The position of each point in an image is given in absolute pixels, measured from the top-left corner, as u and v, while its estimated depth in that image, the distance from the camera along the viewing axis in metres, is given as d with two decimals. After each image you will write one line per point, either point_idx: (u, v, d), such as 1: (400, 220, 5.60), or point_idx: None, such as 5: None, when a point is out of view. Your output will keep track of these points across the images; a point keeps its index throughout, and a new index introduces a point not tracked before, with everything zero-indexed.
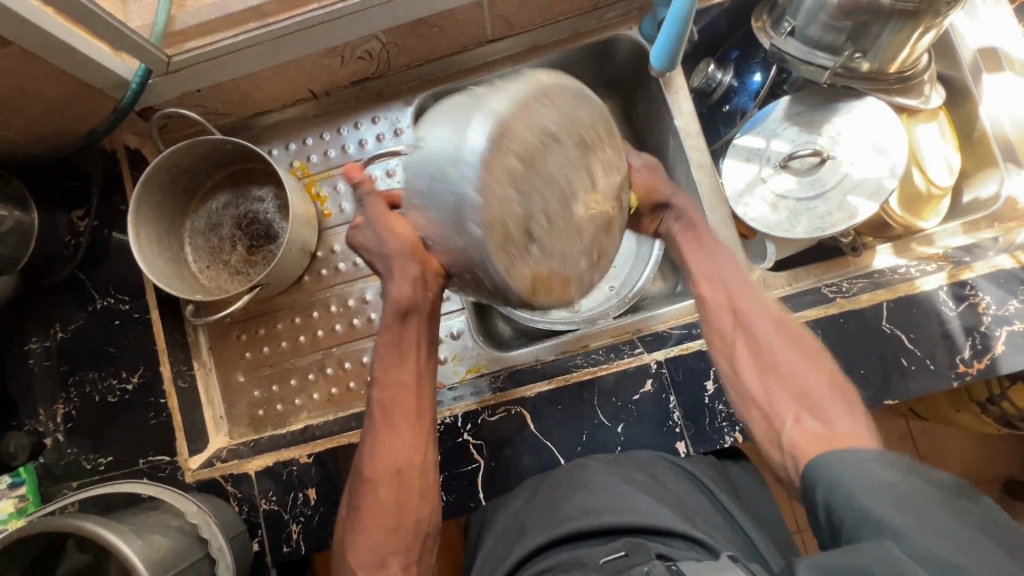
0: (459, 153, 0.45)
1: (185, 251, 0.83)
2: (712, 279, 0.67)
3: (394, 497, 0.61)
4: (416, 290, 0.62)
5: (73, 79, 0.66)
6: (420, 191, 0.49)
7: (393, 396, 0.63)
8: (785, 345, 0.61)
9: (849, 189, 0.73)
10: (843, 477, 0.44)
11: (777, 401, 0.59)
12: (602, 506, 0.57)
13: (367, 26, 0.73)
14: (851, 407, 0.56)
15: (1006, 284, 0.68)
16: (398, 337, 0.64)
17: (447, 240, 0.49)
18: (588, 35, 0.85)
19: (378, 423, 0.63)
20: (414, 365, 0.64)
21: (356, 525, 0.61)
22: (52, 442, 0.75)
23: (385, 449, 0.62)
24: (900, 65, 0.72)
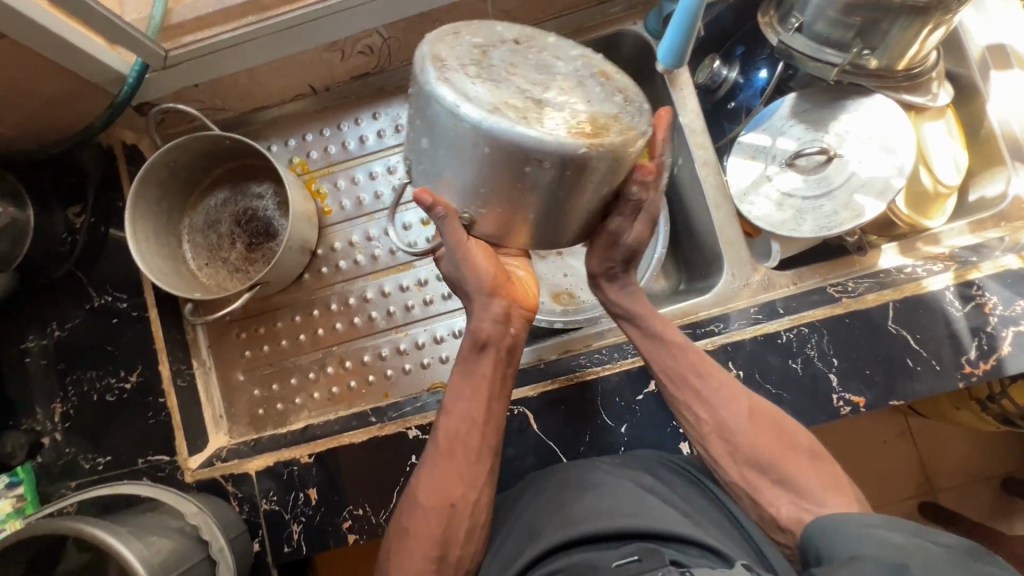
0: (429, 97, 0.46)
1: (183, 247, 0.82)
2: (676, 374, 0.66)
3: (438, 528, 0.59)
4: (499, 327, 0.63)
5: (71, 74, 0.65)
6: (432, 159, 0.49)
7: (458, 429, 0.62)
8: (756, 426, 0.62)
9: (856, 187, 0.72)
10: (849, 534, 0.48)
11: (762, 491, 0.61)
12: (617, 508, 0.57)
13: (368, 21, 0.71)
14: (828, 478, 0.59)
15: (1013, 284, 0.68)
16: (467, 377, 0.64)
17: (488, 170, 0.47)
18: (593, 30, 0.84)
19: (439, 454, 0.62)
20: (485, 402, 0.63)
21: (402, 549, 0.60)
22: (50, 441, 0.74)
23: (441, 481, 0.61)
24: (909, 62, 0.71)
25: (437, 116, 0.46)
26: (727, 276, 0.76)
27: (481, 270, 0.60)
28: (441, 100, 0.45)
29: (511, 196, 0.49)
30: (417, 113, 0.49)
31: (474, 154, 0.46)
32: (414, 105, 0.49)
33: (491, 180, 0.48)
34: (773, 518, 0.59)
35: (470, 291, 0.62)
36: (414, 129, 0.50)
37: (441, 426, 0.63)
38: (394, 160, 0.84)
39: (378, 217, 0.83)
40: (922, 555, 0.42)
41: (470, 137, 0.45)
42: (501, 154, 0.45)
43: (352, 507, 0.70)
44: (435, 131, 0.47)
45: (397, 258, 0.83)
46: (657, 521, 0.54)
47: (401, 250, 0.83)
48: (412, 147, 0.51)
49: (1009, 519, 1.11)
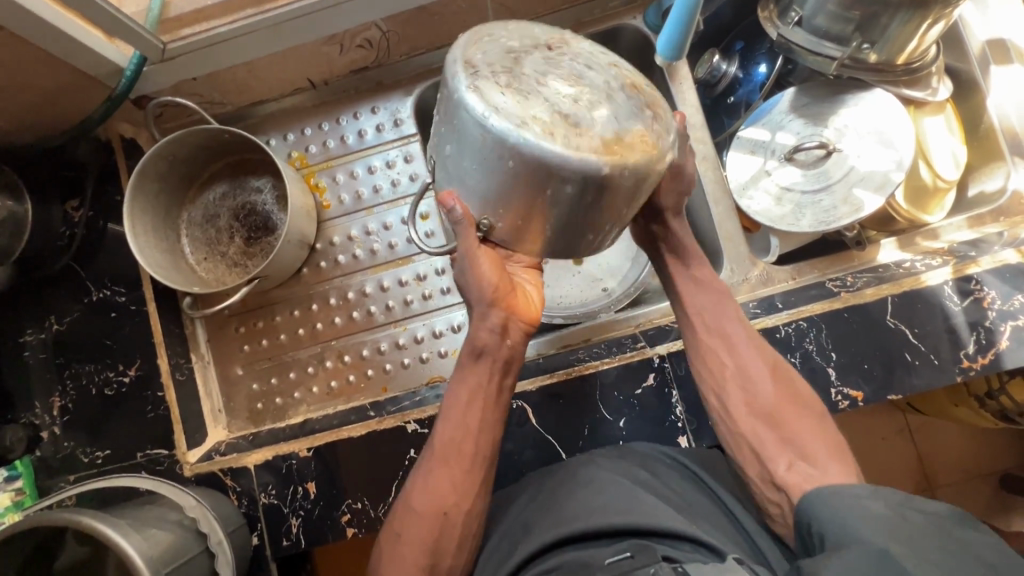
0: (457, 106, 0.47)
1: (182, 241, 0.82)
2: (704, 314, 0.66)
3: (430, 532, 0.59)
4: (496, 338, 0.61)
5: (69, 67, 0.65)
6: (456, 169, 0.51)
7: (453, 438, 0.61)
8: (774, 383, 0.62)
9: (855, 181, 0.72)
10: (837, 509, 0.47)
11: (766, 446, 0.59)
12: (612, 505, 0.57)
13: (367, 14, 0.71)
14: (837, 449, 0.57)
15: (1011, 278, 0.68)
16: (466, 383, 0.62)
17: (513, 185, 0.48)
18: (593, 24, 0.83)
19: (434, 461, 0.61)
20: (481, 412, 0.62)
21: (394, 554, 0.60)
22: (49, 435, 0.74)
23: (433, 489, 0.60)
24: (909, 56, 0.71)
25: (464, 124, 0.47)
26: (726, 271, 0.76)
27: (486, 277, 0.57)
28: (470, 110, 0.46)
29: (533, 215, 0.50)
30: (445, 120, 0.50)
31: (501, 167, 0.47)
32: (442, 110, 0.50)
33: (518, 196, 0.48)
34: (770, 476, 0.58)
35: (473, 301, 0.61)
36: (441, 134, 0.51)
37: (436, 432, 0.62)
38: (393, 154, 0.84)
39: (377, 211, 0.83)
40: (909, 530, 0.42)
41: (499, 148, 0.46)
42: (529, 168, 0.46)
43: (350, 500, 0.70)
44: (462, 139, 0.48)
45: (397, 253, 0.82)
46: (651, 516, 0.54)
47: (400, 244, 0.82)
48: (438, 155, 0.52)
49: (1007, 516, 1.11)
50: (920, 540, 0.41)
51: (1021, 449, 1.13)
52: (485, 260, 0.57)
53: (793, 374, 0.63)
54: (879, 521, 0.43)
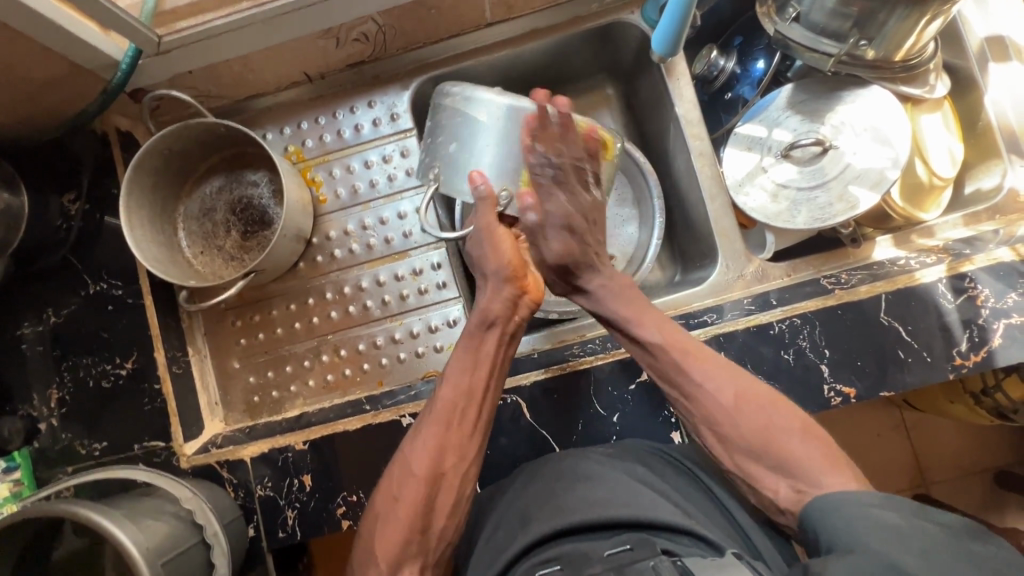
0: (467, 100, 0.64)
1: (178, 235, 0.82)
2: (658, 371, 0.67)
3: (424, 497, 0.60)
4: (507, 308, 0.69)
5: (63, 60, 0.64)
6: (476, 151, 0.65)
7: (454, 404, 0.65)
8: (741, 412, 0.61)
9: (851, 179, 0.72)
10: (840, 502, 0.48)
11: (757, 475, 0.59)
12: (608, 499, 0.58)
13: (362, 7, 0.71)
14: (828, 457, 0.57)
15: (1005, 276, 0.68)
16: (476, 347, 0.68)
17: (526, 144, 0.66)
18: (590, 19, 0.83)
19: (436, 424, 0.64)
20: (484, 376, 0.67)
21: (388, 517, 0.60)
22: (47, 427, 0.75)
23: (434, 448, 0.63)
24: (906, 53, 0.71)
25: (477, 109, 0.64)
26: (720, 268, 0.77)
27: (504, 252, 0.70)
28: (483, 97, 0.64)
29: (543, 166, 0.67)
30: (453, 122, 0.66)
31: (517, 130, 0.65)
32: (446, 122, 0.66)
33: (531, 151, 0.66)
34: (773, 502, 0.58)
35: (489, 274, 0.70)
36: (450, 129, 0.67)
37: (439, 393, 0.66)
38: (389, 149, 0.84)
39: (374, 205, 0.83)
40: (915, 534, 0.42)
41: (512, 117, 0.65)
42: (537, 126, 0.65)
43: (346, 493, 0.71)
44: (477, 124, 0.65)
45: (393, 247, 0.82)
46: (649, 512, 0.55)
47: (396, 238, 0.82)
48: (456, 147, 0.66)
49: (1000, 512, 1.11)
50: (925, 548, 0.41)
51: (1016, 446, 1.13)
52: (504, 238, 0.69)
53: (761, 393, 0.62)
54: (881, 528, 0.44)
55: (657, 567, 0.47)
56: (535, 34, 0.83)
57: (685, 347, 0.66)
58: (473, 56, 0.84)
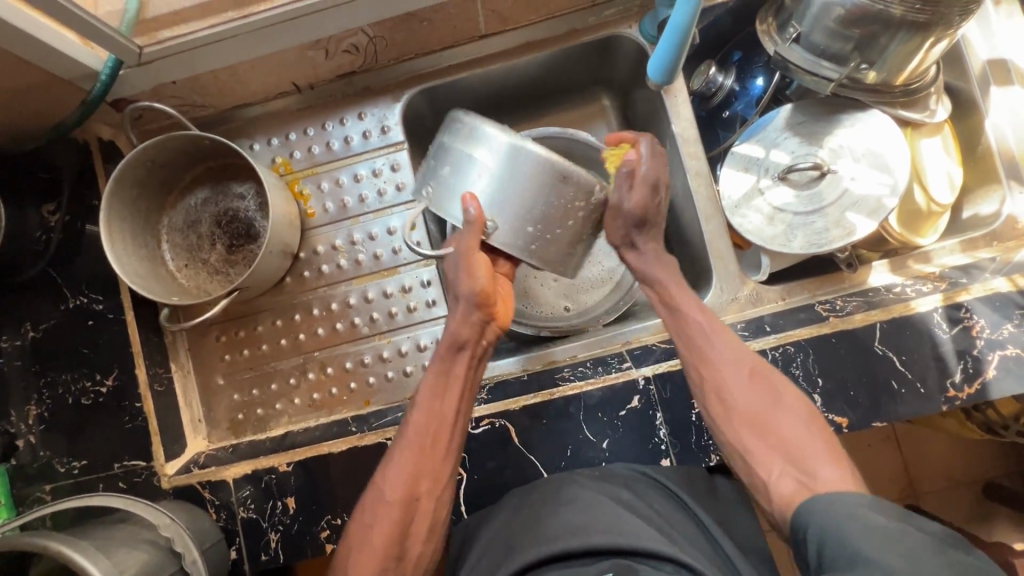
0: (481, 140, 0.63)
1: (162, 248, 0.80)
2: (683, 338, 0.67)
3: (399, 524, 0.59)
4: (476, 332, 0.69)
5: (41, 71, 0.62)
6: (464, 186, 0.65)
7: (427, 428, 0.64)
8: (752, 384, 0.61)
9: (848, 205, 0.71)
10: (829, 509, 0.48)
11: (754, 453, 0.59)
12: (591, 525, 0.57)
13: (353, 19, 0.69)
14: (832, 450, 0.56)
15: (1002, 307, 0.67)
16: (447, 374, 0.67)
17: (515, 179, 0.63)
18: (588, 32, 0.81)
19: (409, 446, 0.63)
20: (455, 401, 0.66)
21: (362, 546, 0.58)
22: (25, 444, 0.73)
23: (408, 474, 0.61)
24: (907, 76, 0.69)
25: (485, 152, 0.63)
26: (715, 290, 0.77)
27: (477, 279, 0.68)
28: (489, 130, 0.63)
29: (534, 204, 0.64)
30: (457, 148, 0.64)
31: (510, 165, 0.63)
32: (452, 143, 0.65)
33: (520, 188, 0.63)
34: (765, 486, 0.57)
35: (461, 295, 0.69)
36: (451, 153, 0.65)
37: (411, 419, 0.65)
38: (380, 162, 0.82)
39: (363, 220, 0.81)
40: (897, 538, 0.42)
41: (511, 151, 0.62)
42: (533, 163, 0.62)
43: (330, 516, 0.70)
44: (479, 160, 0.63)
45: (382, 263, 0.81)
46: (631, 537, 0.55)
47: (386, 255, 0.81)
48: (447, 173, 0.65)
49: (987, 525, 1.11)
50: (919, 555, 0.41)
51: (1003, 459, 1.13)
52: (479, 263, 0.68)
53: (776, 376, 0.62)
54: (873, 530, 0.43)
55: None
56: (531, 46, 0.81)
57: (710, 325, 0.66)
58: (468, 68, 0.82)
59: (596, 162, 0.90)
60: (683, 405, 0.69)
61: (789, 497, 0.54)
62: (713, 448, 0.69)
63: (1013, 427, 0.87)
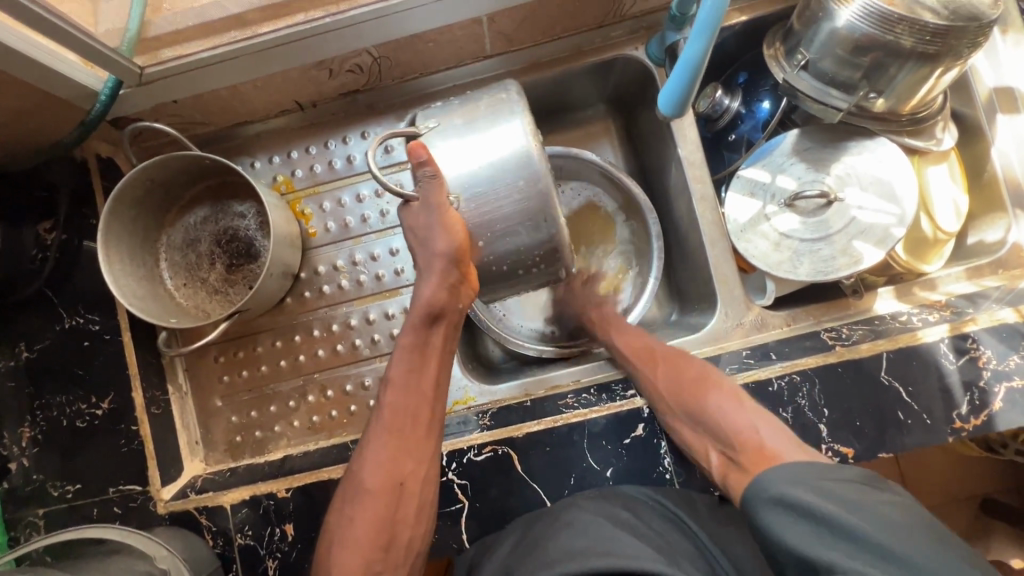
0: (500, 121, 0.59)
1: (160, 267, 0.78)
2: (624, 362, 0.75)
3: (385, 513, 0.58)
4: (453, 298, 0.61)
5: (39, 92, 0.61)
6: (441, 149, 0.59)
7: (404, 407, 0.61)
8: (678, 375, 0.68)
9: (855, 233, 0.70)
10: (766, 516, 0.49)
11: (694, 441, 0.65)
12: (591, 549, 0.55)
13: (357, 41, 0.68)
14: (759, 420, 0.61)
15: (1008, 338, 0.67)
16: (422, 345, 0.62)
17: (501, 187, 0.59)
18: (594, 53, 0.80)
19: (385, 429, 0.60)
20: (433, 375, 0.63)
21: (346, 538, 0.57)
22: (18, 467, 0.72)
23: (386, 461, 0.60)
24: (915, 105, 0.69)
25: (497, 134, 0.59)
26: (720, 315, 0.76)
27: (453, 233, 0.58)
28: (516, 120, 0.59)
29: (499, 219, 0.60)
30: (479, 110, 0.60)
31: (507, 165, 0.58)
32: (478, 102, 0.61)
33: (500, 198, 0.59)
34: (712, 470, 0.63)
35: (437, 254, 0.58)
36: (468, 109, 0.60)
37: (386, 400, 0.61)
38: (383, 182, 0.81)
39: (365, 240, 0.80)
40: (828, 521, 0.45)
41: (517, 163, 0.58)
42: (528, 191, 0.59)
43: None
44: (488, 133, 0.59)
45: (384, 284, 0.80)
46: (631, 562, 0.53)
47: (388, 276, 0.80)
48: (442, 126, 0.60)
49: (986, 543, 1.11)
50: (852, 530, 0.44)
51: (1002, 476, 1.13)
52: (455, 218, 0.58)
53: (697, 366, 0.69)
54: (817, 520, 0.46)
55: None
56: (535, 66, 0.81)
57: (640, 344, 0.75)
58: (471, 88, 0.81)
59: (599, 181, 0.90)
60: None
61: (726, 473, 0.60)
62: None
63: (1011, 445, 0.88)
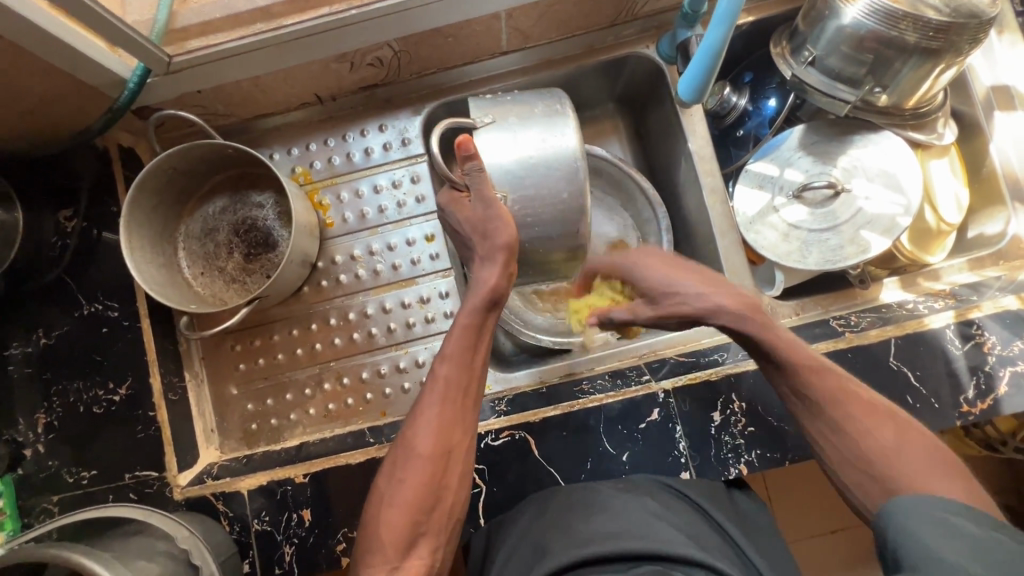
0: (552, 129, 0.64)
1: (178, 256, 0.79)
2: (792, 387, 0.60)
3: (432, 476, 0.60)
4: (506, 282, 0.65)
5: (71, 78, 0.62)
6: (490, 145, 0.64)
7: (456, 377, 0.63)
8: (875, 421, 0.56)
9: (862, 224, 0.73)
10: (915, 526, 0.45)
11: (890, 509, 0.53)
12: (623, 534, 0.56)
13: (379, 33, 0.70)
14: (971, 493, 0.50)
15: (1012, 324, 0.69)
16: (479, 325, 0.65)
17: (541, 190, 0.63)
18: (605, 51, 0.83)
19: (438, 397, 0.62)
20: (484, 350, 0.66)
21: (394, 499, 0.59)
22: (32, 453, 0.72)
23: (437, 426, 0.61)
24: (918, 100, 0.72)
25: (548, 141, 0.64)
26: None
27: (508, 229, 0.63)
28: (567, 132, 0.64)
29: (536, 221, 0.64)
30: (534, 115, 0.65)
31: (550, 172, 0.63)
32: (535, 108, 0.66)
33: (540, 200, 0.64)
34: None
35: (497, 245, 0.63)
36: (525, 113, 0.66)
37: (439, 370, 0.63)
38: (399, 174, 0.83)
39: (382, 230, 0.82)
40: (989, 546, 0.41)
41: (562, 172, 0.63)
42: (568, 201, 0.63)
43: (345, 530, 0.69)
44: (541, 139, 0.64)
45: (400, 274, 0.81)
46: (663, 546, 0.54)
47: (404, 265, 0.81)
48: (497, 123, 0.64)
49: None
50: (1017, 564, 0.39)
51: (1003, 475, 1.15)
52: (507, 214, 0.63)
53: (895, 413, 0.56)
54: (969, 543, 0.42)
55: None
56: (549, 64, 0.83)
57: (822, 372, 0.60)
58: (487, 83, 0.83)
59: (605, 176, 0.92)
60: (702, 418, 0.70)
61: None
62: (732, 462, 0.69)
63: (1011, 443, 0.90)
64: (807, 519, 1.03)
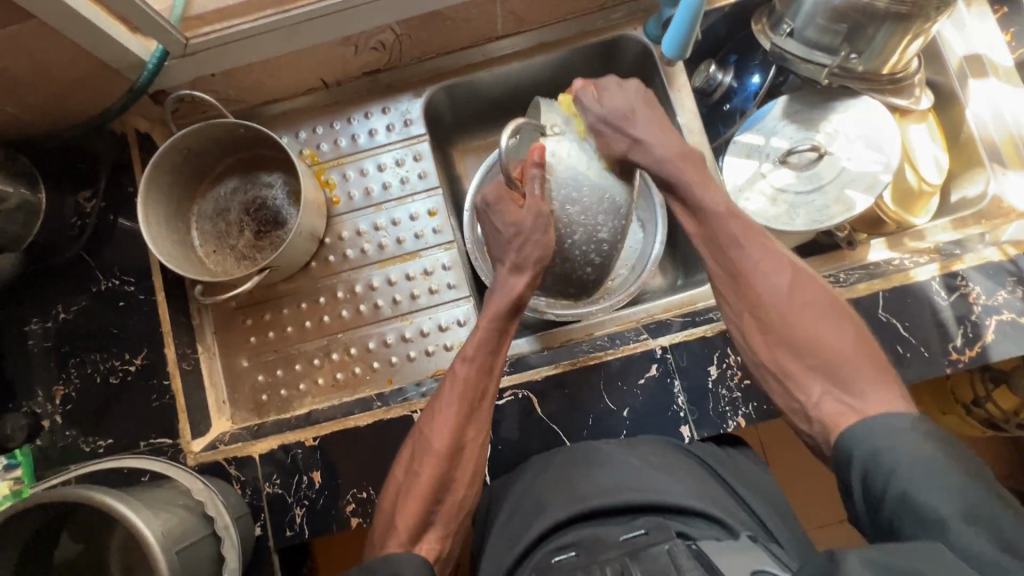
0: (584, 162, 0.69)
1: (191, 234, 0.83)
2: (712, 242, 0.66)
3: (443, 471, 0.62)
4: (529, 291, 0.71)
5: (93, 58, 0.66)
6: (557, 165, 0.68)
7: (473, 379, 0.67)
8: (801, 289, 0.61)
9: (846, 183, 0.76)
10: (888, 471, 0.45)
11: (792, 373, 0.58)
12: (623, 486, 0.58)
13: (382, 17, 0.74)
14: (878, 366, 0.54)
15: (995, 275, 0.71)
16: (500, 331, 0.70)
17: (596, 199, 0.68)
18: (596, 34, 0.87)
19: (455, 395, 0.66)
20: (502, 355, 0.70)
21: (409, 489, 0.62)
22: (49, 425, 0.74)
23: (454, 423, 0.65)
24: (892, 66, 0.76)
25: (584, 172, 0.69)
26: None
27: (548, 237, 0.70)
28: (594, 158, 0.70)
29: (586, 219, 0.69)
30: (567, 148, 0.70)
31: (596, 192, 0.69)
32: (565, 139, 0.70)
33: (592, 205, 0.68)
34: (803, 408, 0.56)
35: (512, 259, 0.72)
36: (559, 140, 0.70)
37: (459, 372, 0.68)
38: (401, 153, 0.87)
39: (386, 207, 0.85)
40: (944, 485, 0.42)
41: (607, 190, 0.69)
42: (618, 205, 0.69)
43: (355, 490, 0.71)
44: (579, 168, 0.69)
45: (405, 248, 0.84)
46: (665, 497, 0.55)
47: (408, 239, 0.84)
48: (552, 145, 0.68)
49: None
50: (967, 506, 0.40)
51: (1007, 458, 1.15)
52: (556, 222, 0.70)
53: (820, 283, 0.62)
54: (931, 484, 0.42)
55: (672, 550, 0.47)
56: (542, 47, 0.88)
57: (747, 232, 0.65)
58: (482, 67, 0.88)
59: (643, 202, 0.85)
60: (700, 373, 0.72)
61: (834, 421, 0.52)
62: (730, 415, 0.71)
63: (1012, 420, 0.89)
64: (813, 497, 1.04)
